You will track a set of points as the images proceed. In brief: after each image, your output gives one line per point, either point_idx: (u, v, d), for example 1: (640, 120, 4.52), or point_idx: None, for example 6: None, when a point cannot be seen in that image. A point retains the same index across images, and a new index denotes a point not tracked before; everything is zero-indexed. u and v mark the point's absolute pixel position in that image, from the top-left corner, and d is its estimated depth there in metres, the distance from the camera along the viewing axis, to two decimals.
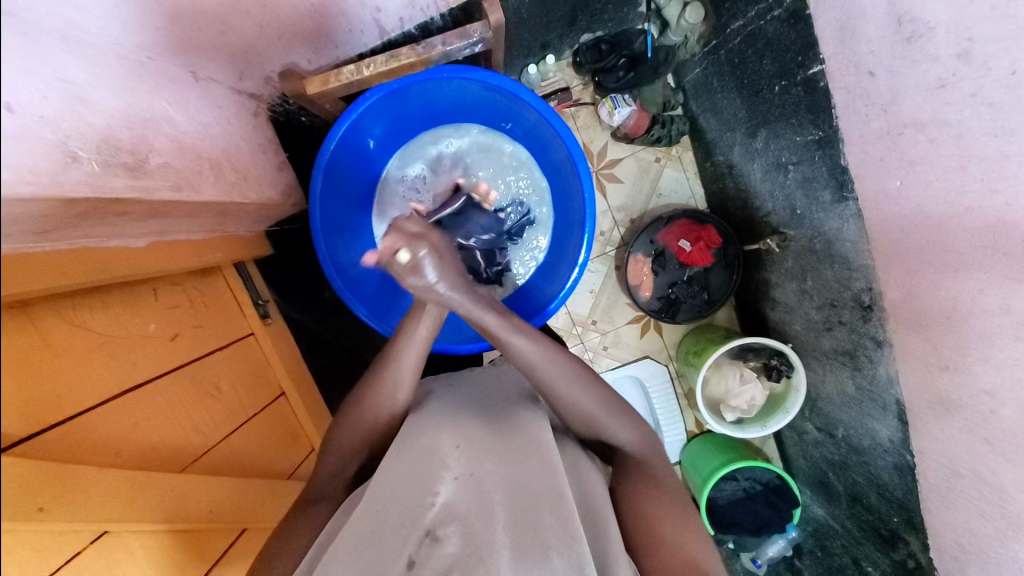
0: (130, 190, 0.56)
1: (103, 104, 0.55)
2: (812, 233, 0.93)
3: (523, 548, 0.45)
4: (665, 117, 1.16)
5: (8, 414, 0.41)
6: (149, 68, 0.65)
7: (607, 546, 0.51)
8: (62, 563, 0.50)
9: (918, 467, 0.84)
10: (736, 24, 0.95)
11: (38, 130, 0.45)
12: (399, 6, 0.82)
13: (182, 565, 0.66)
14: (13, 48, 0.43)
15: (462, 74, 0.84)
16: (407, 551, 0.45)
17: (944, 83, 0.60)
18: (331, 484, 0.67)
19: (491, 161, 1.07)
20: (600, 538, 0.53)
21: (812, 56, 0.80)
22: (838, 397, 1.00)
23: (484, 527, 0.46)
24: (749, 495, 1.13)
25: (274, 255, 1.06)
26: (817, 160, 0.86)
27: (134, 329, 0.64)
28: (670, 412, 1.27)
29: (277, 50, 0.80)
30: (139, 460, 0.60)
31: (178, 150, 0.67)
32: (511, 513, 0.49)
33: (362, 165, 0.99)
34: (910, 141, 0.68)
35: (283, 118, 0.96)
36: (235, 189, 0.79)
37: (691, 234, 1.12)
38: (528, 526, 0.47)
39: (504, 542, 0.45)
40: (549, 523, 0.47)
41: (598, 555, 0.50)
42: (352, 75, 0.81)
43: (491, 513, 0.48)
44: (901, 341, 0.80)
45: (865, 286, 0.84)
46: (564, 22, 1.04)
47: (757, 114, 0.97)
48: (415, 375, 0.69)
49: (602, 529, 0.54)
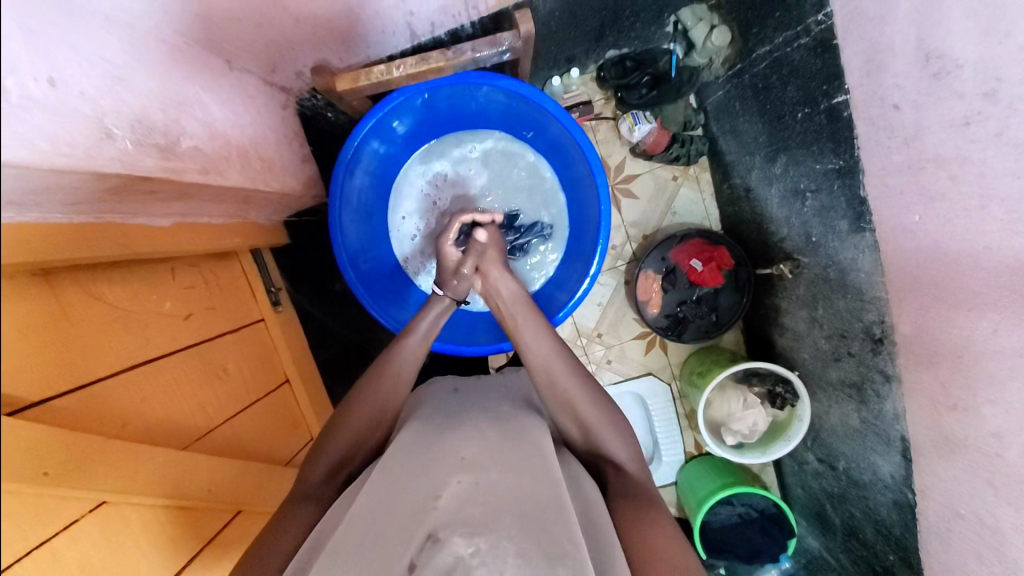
0: (159, 169, 0.57)
1: (139, 85, 0.57)
2: (825, 262, 0.92)
3: (528, 556, 0.44)
4: (684, 136, 1.17)
5: (14, 375, 0.42)
6: (186, 53, 0.67)
7: (608, 552, 0.51)
8: (62, 529, 0.50)
9: (918, 506, 0.83)
10: (763, 49, 0.96)
11: (77, 106, 0.48)
12: (431, 10, 0.84)
13: (177, 540, 0.67)
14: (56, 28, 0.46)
15: (489, 81, 0.86)
16: (409, 554, 0.43)
17: (968, 121, 0.60)
18: (328, 475, 0.66)
19: (511, 167, 1.08)
20: (602, 542, 0.53)
21: (837, 86, 0.80)
22: (841, 428, 0.98)
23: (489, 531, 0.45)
24: (744, 520, 1.11)
25: (290, 245, 1.08)
26: (835, 189, 0.86)
27: (149, 305, 0.65)
28: (669, 432, 1.25)
29: (310, 46, 0.82)
30: (141, 435, 0.61)
31: (208, 135, 0.69)
32: (517, 521, 0.46)
33: (385, 163, 1.01)
34: (932, 176, 0.68)
35: (310, 112, 0.97)
36: (260, 177, 0.80)
37: (704, 254, 1.11)
38: (536, 535, 0.46)
39: (509, 548, 0.44)
40: (555, 533, 0.47)
41: (597, 555, 0.51)
42: (382, 76, 0.82)
43: (498, 521, 0.46)
44: (910, 378, 0.79)
45: (877, 319, 0.83)
46: (591, 37, 1.05)
47: (777, 139, 0.97)
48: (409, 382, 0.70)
49: (601, 532, 0.54)
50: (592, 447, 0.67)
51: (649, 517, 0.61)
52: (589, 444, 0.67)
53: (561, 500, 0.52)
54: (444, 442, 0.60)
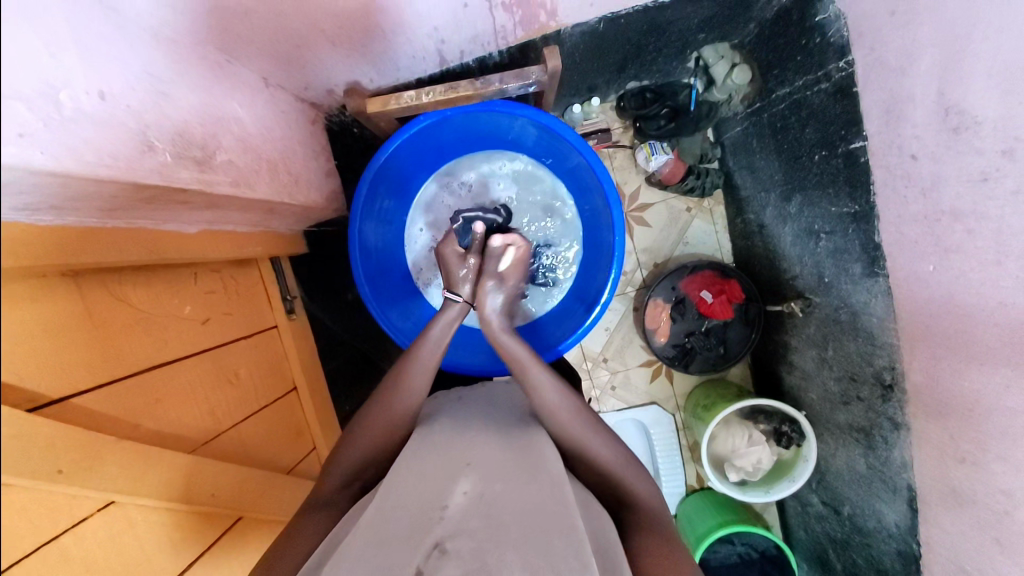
0: (194, 181, 0.59)
1: (183, 100, 0.60)
2: (837, 303, 0.92)
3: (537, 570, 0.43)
4: (701, 168, 1.19)
5: (36, 367, 0.45)
6: (226, 69, 0.71)
7: (614, 562, 0.51)
8: (68, 528, 0.51)
9: (923, 559, 0.81)
10: (783, 90, 0.97)
11: (123, 118, 0.50)
12: (463, 39, 0.87)
13: (176, 546, 0.67)
14: (101, 50, 0.49)
15: (512, 110, 0.88)
16: (416, 561, 0.44)
17: (986, 176, 0.61)
18: (329, 490, 0.65)
19: (534, 190, 1.11)
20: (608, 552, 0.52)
21: (856, 132, 0.81)
22: (847, 473, 0.97)
23: (494, 545, 0.45)
24: (744, 561, 1.07)
25: (307, 254, 1.10)
26: (850, 233, 0.86)
27: (170, 308, 0.67)
28: (671, 464, 1.24)
29: (344, 67, 0.85)
30: (152, 438, 0.62)
31: (242, 148, 0.71)
32: (522, 537, 0.47)
33: (409, 177, 1.03)
34: (946, 228, 0.68)
35: (337, 127, 1.02)
36: (286, 189, 0.83)
37: (714, 287, 1.12)
38: (540, 550, 0.45)
39: (515, 563, 0.44)
40: (560, 546, 0.46)
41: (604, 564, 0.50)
42: (411, 101, 0.86)
43: (503, 535, 0.46)
44: (920, 428, 0.78)
45: (887, 364, 0.83)
46: (614, 69, 1.07)
47: (793, 178, 0.98)
48: (417, 398, 0.72)
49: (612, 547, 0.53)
50: (604, 472, 0.66)
51: (660, 550, 0.59)
52: (599, 467, 0.67)
53: (569, 505, 0.52)
54: (448, 453, 0.61)
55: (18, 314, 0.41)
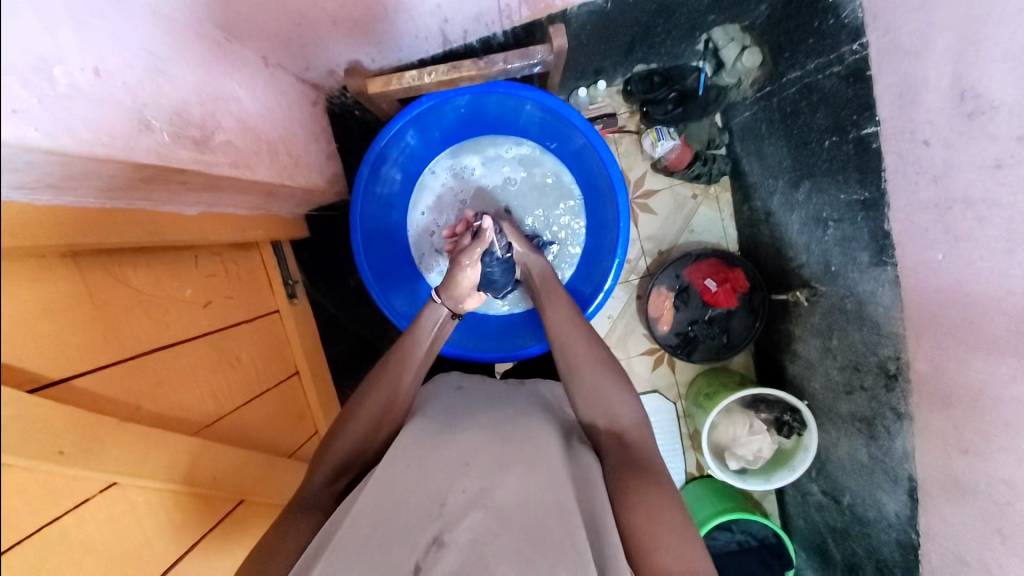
0: (192, 161, 0.58)
1: (180, 79, 0.59)
2: (843, 292, 0.91)
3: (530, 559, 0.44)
4: (708, 155, 1.16)
5: (36, 349, 0.45)
6: (223, 47, 0.69)
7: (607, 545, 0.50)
8: (72, 507, 0.52)
9: (921, 548, 0.82)
10: (794, 74, 0.95)
11: (119, 97, 0.49)
12: (466, 18, 0.85)
13: (178, 527, 0.68)
14: (93, 27, 0.47)
15: (517, 91, 0.86)
16: (414, 557, 0.45)
17: (1000, 163, 0.59)
18: (330, 473, 0.65)
19: (537, 173, 1.09)
20: (601, 531, 0.52)
21: (868, 116, 0.79)
22: (848, 462, 0.97)
23: (494, 543, 0.46)
24: (743, 549, 1.08)
25: (309, 239, 1.09)
26: (859, 221, 0.85)
27: (170, 291, 0.66)
28: (672, 451, 1.25)
29: (344, 48, 0.84)
30: (155, 420, 0.62)
31: (241, 130, 0.70)
32: (521, 533, 0.47)
33: (412, 159, 1.02)
34: (957, 216, 0.67)
35: (338, 109, 1.00)
36: (287, 172, 0.82)
37: (718, 275, 1.11)
38: (538, 541, 0.47)
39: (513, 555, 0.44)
40: (558, 536, 0.47)
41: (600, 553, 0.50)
42: (412, 80, 0.84)
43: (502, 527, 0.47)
44: (923, 418, 0.78)
45: (892, 354, 0.82)
46: (621, 51, 1.05)
47: (802, 165, 0.97)
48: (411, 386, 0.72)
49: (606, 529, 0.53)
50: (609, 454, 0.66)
51: None
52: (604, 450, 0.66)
53: (566, 495, 0.52)
54: (450, 444, 0.60)
55: (18, 296, 0.41)
